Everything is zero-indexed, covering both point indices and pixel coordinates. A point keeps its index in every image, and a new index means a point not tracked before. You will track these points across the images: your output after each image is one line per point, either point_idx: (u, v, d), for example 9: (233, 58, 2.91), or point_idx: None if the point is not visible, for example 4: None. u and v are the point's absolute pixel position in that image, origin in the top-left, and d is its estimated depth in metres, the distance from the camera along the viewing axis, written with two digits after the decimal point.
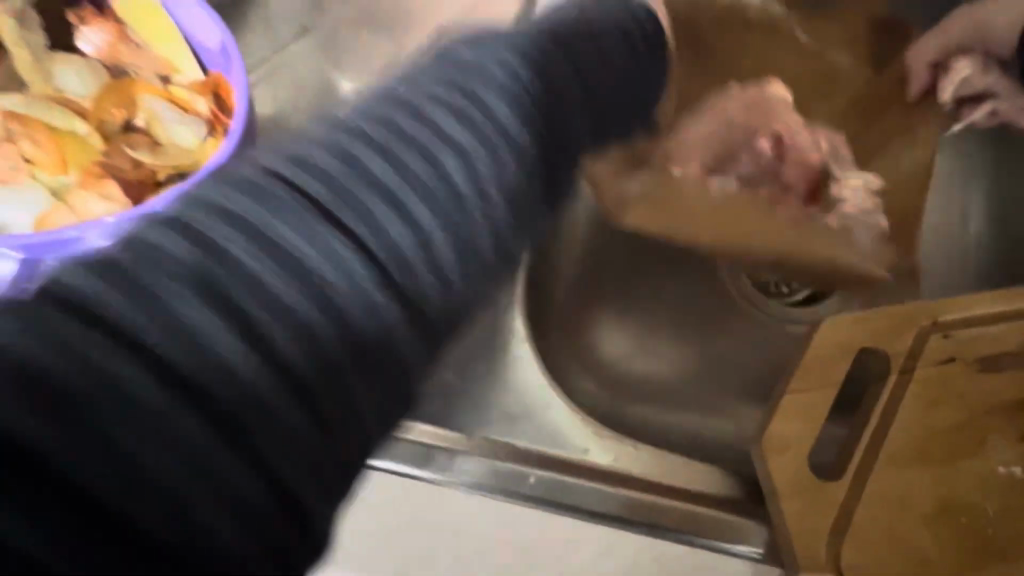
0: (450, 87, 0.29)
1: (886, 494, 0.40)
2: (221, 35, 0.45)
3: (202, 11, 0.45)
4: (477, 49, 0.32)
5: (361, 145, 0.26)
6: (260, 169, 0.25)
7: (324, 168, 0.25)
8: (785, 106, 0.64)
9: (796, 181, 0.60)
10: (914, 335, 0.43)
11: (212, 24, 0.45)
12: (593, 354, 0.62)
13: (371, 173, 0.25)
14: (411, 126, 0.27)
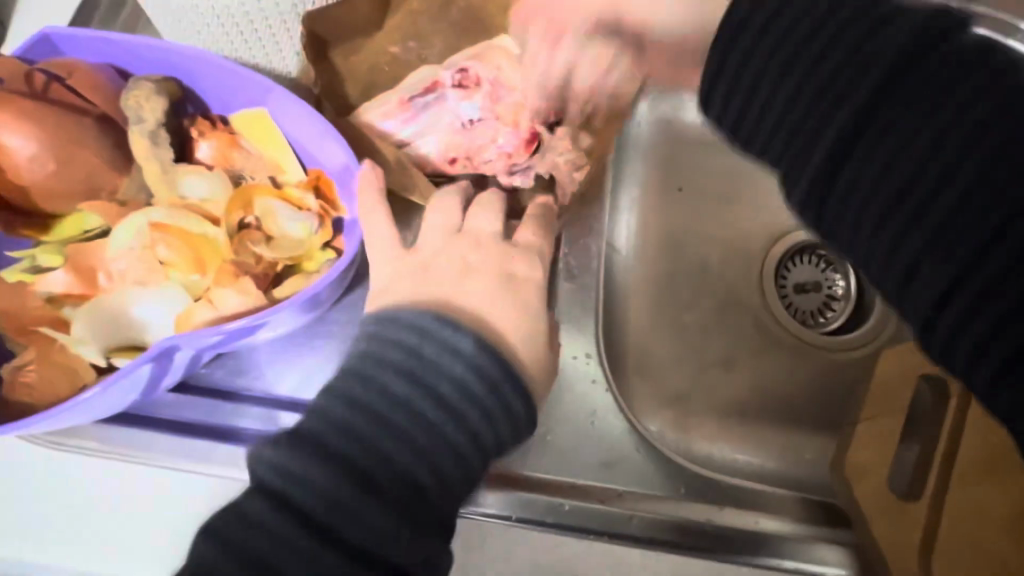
0: (425, 417, 0.33)
1: (958, 506, 0.42)
2: (341, 152, 0.45)
3: (320, 129, 0.45)
4: (423, 340, 0.34)
5: (317, 496, 0.30)
6: (292, 494, 0.30)
7: (295, 506, 0.30)
8: (516, 71, 0.55)
9: (479, 136, 0.55)
10: None
11: (331, 142, 0.45)
12: (657, 395, 0.66)
13: (372, 518, 0.30)
14: (379, 463, 0.31)
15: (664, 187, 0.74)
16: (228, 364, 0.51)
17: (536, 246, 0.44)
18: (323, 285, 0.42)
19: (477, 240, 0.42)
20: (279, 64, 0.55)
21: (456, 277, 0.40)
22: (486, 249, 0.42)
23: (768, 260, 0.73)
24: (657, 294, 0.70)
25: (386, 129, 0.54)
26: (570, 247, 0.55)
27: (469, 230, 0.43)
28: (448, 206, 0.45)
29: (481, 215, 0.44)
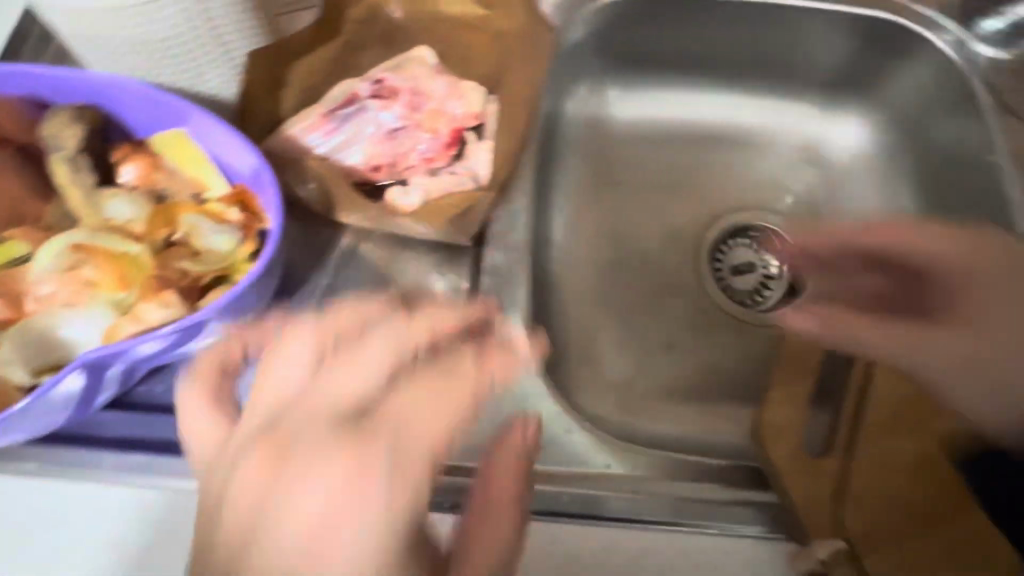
0: None
1: (873, 459, 0.46)
2: (252, 159, 0.47)
3: (228, 136, 0.47)
4: None
5: None
6: None
7: None
8: (432, 80, 0.58)
9: (403, 144, 0.57)
10: (870, 321, 0.50)
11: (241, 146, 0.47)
12: (601, 381, 0.67)
13: None
14: None
15: (597, 182, 0.76)
16: (165, 381, 0.52)
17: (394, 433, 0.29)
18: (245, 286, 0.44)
19: (297, 432, 0.29)
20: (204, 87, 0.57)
21: (245, 504, 0.28)
22: (301, 453, 0.28)
23: (702, 245, 0.75)
24: (597, 284, 0.72)
25: (309, 142, 0.56)
26: (496, 243, 0.57)
27: (304, 405, 0.30)
28: (293, 359, 0.32)
29: (337, 377, 0.31)
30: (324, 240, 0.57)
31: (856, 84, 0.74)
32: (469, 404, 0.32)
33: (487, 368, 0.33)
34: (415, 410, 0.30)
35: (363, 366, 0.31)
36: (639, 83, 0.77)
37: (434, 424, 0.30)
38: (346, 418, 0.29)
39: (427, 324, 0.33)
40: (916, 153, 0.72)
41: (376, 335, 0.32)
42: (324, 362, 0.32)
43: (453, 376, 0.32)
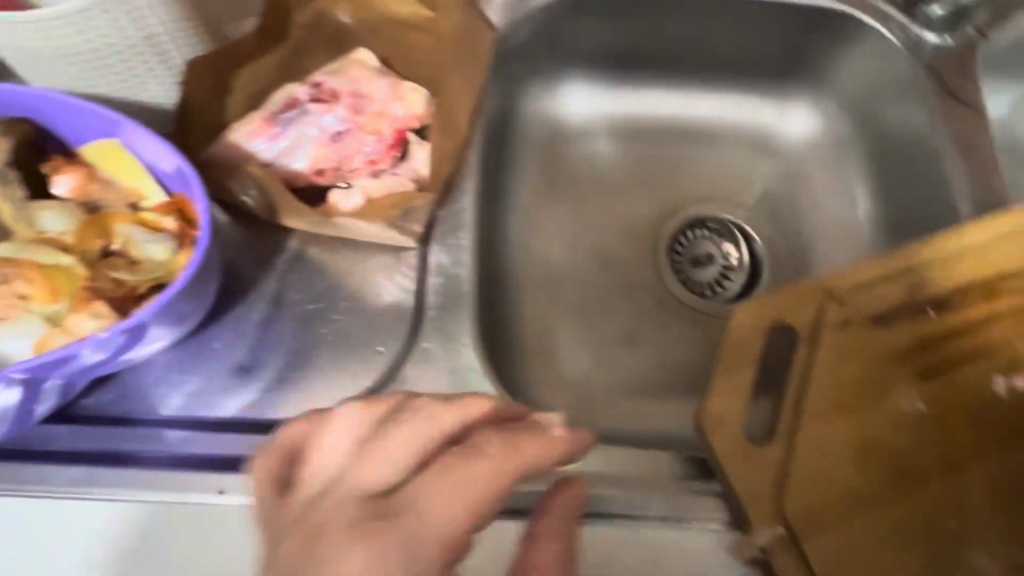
0: None
1: (816, 443, 0.46)
2: (173, 159, 0.46)
3: (149, 137, 0.46)
4: None
5: None
6: None
7: None
8: (373, 83, 0.58)
9: (345, 146, 0.57)
10: (814, 306, 0.50)
11: (162, 148, 0.46)
12: (560, 377, 0.67)
13: None
14: None
15: (554, 178, 0.75)
16: (113, 391, 0.52)
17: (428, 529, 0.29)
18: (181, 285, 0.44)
19: (324, 522, 0.29)
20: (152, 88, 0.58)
21: None
22: (327, 547, 0.27)
23: (660, 238, 0.75)
24: (555, 281, 0.72)
25: (252, 147, 0.56)
26: (441, 243, 0.57)
27: (337, 491, 0.30)
28: (331, 444, 0.32)
29: (370, 462, 0.31)
30: (270, 245, 0.57)
31: (807, 73, 0.74)
32: (495, 495, 0.32)
33: (519, 457, 0.33)
34: (444, 507, 0.30)
35: (395, 453, 0.31)
36: (591, 78, 0.76)
37: (459, 517, 0.30)
38: (375, 505, 0.29)
39: (458, 411, 0.34)
40: (868, 139, 0.72)
41: (406, 422, 0.33)
42: (360, 446, 0.32)
43: (486, 464, 0.32)
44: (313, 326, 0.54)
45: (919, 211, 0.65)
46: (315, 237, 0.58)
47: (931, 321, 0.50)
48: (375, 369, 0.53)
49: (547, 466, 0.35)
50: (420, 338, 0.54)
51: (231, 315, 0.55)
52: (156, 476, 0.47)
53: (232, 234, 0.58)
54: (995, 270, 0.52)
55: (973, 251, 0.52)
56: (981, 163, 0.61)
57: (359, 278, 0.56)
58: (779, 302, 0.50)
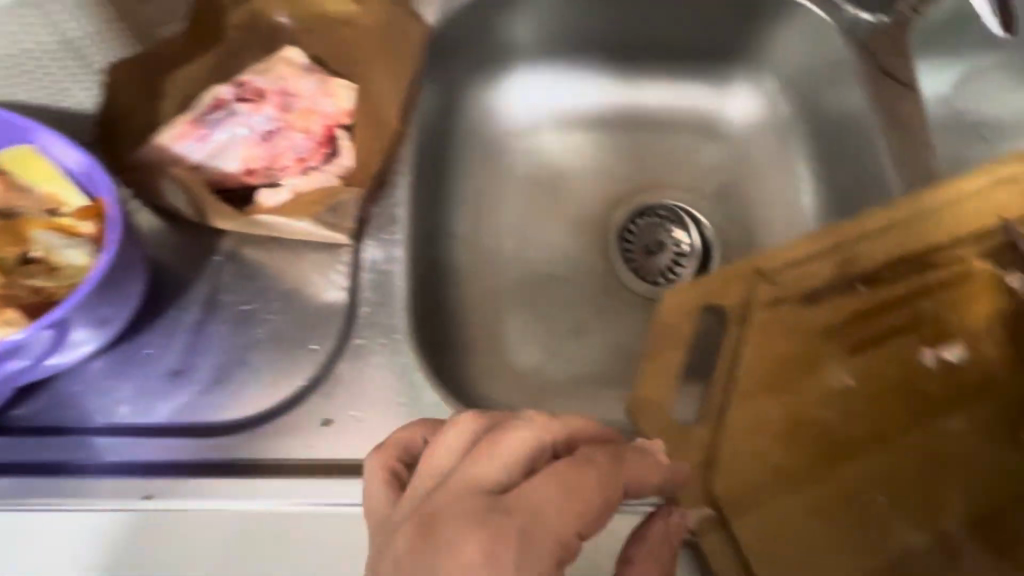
0: None
1: (744, 421, 0.46)
2: (81, 155, 0.46)
3: (59, 137, 0.46)
4: None
5: None
6: None
7: None
8: (300, 80, 0.58)
9: (275, 145, 0.56)
10: (745, 286, 0.50)
11: (70, 146, 0.47)
12: (510, 369, 0.67)
13: None
14: None
15: (500, 171, 0.75)
16: (47, 398, 0.52)
17: (532, 515, 0.32)
18: (99, 278, 0.44)
19: (444, 509, 0.32)
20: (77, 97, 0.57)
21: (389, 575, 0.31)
22: (447, 532, 0.31)
23: (609, 227, 0.75)
24: (503, 273, 0.72)
25: (181, 150, 0.55)
26: (375, 239, 0.56)
27: (456, 483, 0.33)
28: (450, 443, 0.36)
29: (488, 459, 0.34)
30: (203, 247, 0.57)
31: (746, 56, 0.74)
32: (598, 503, 0.34)
33: (620, 471, 0.35)
34: (545, 499, 0.33)
35: (509, 452, 0.34)
36: (534, 68, 0.76)
37: (560, 519, 0.32)
38: (488, 499, 0.32)
39: (570, 425, 0.37)
40: (809, 119, 0.72)
41: (523, 426, 0.35)
42: (479, 446, 0.35)
43: (591, 471, 0.34)
44: (247, 327, 0.54)
45: (859, 189, 0.65)
46: (248, 238, 0.57)
47: (858, 296, 0.50)
48: (309, 367, 0.52)
49: (644, 483, 0.37)
50: (352, 334, 0.53)
51: (163, 319, 0.54)
52: (87, 483, 0.47)
53: (164, 238, 0.57)
54: (923, 242, 0.52)
55: (902, 223, 0.52)
56: (912, 139, 0.62)
57: (292, 277, 0.56)
58: (710, 284, 0.50)
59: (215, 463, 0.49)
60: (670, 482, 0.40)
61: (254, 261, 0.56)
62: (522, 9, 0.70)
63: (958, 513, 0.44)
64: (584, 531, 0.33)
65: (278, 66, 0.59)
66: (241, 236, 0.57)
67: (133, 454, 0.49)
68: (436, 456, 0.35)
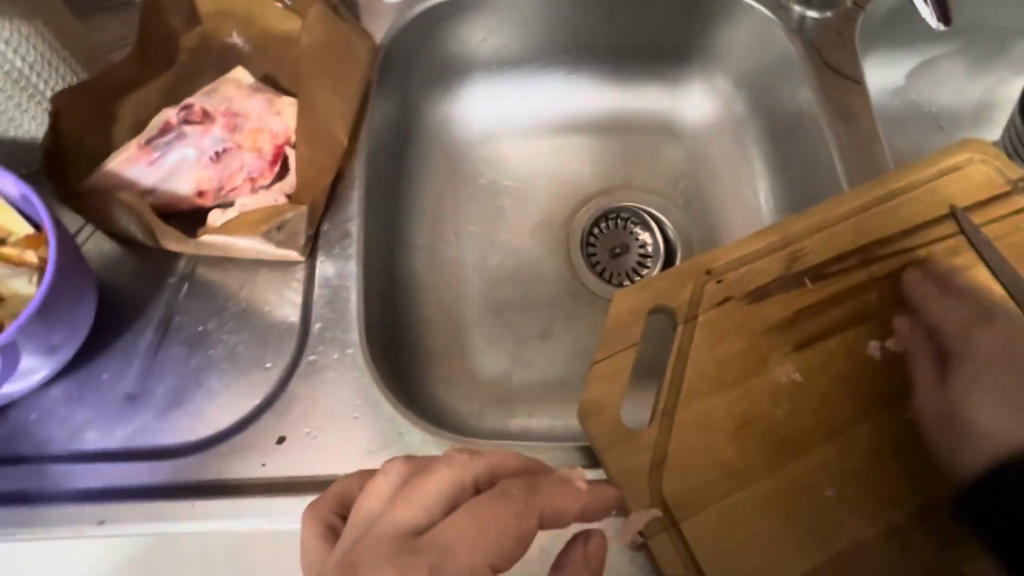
0: None
1: (694, 421, 0.46)
2: (13, 182, 0.46)
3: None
4: None
5: None
6: None
7: None
8: (246, 99, 0.58)
9: (225, 165, 0.57)
10: (692, 286, 0.50)
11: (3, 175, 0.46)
12: (476, 376, 0.68)
13: None
14: None
15: (461, 181, 0.76)
16: (3, 427, 0.52)
17: (450, 549, 0.32)
18: (34, 310, 0.44)
19: (364, 553, 0.32)
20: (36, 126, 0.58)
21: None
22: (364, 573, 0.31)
23: (571, 231, 0.76)
24: (467, 281, 0.72)
25: (132, 175, 0.55)
26: (328, 253, 0.57)
27: (379, 529, 0.34)
28: (377, 490, 0.36)
29: (412, 502, 0.35)
30: (159, 269, 0.57)
31: (698, 56, 0.75)
32: (513, 535, 0.34)
33: (536, 502, 0.36)
34: (462, 533, 0.33)
35: (433, 492, 0.35)
36: (489, 77, 0.77)
37: (476, 551, 0.33)
38: (407, 539, 0.33)
39: (491, 462, 0.38)
40: (762, 116, 0.73)
41: (444, 466, 0.36)
42: (405, 489, 0.35)
43: (506, 505, 0.35)
44: (202, 347, 0.54)
45: (812, 181, 0.66)
46: (203, 258, 0.57)
47: (807, 290, 0.51)
48: (265, 386, 0.52)
49: (562, 512, 0.38)
50: (307, 350, 0.53)
51: (119, 343, 0.54)
52: (42, 511, 0.47)
53: (119, 262, 0.57)
54: (870, 233, 0.52)
55: (849, 215, 0.52)
56: (859, 132, 0.63)
57: (247, 295, 0.56)
58: (658, 286, 0.50)
59: (173, 485, 0.49)
60: (590, 511, 0.40)
61: (209, 281, 0.57)
62: (471, 19, 0.71)
63: (907, 502, 0.45)
64: (501, 563, 0.34)
65: (225, 86, 0.59)
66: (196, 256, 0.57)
67: (88, 481, 0.49)
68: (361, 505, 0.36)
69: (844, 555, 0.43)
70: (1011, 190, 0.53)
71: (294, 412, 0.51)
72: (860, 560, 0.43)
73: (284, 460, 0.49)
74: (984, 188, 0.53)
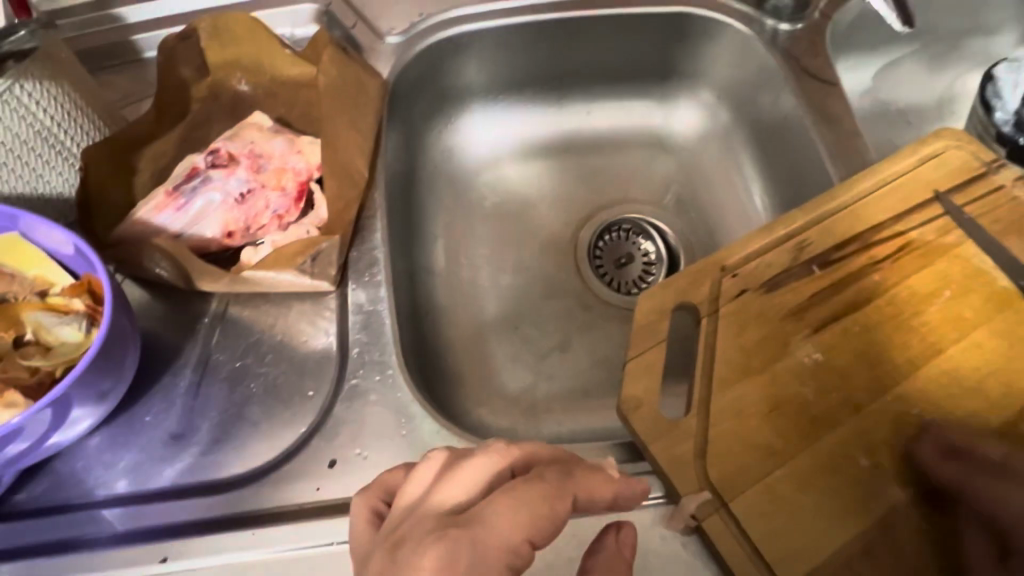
0: None
1: (729, 407, 0.49)
2: (64, 235, 0.48)
3: (39, 222, 0.48)
4: None
5: None
6: None
7: None
8: (267, 141, 0.61)
9: (252, 204, 0.59)
10: (710, 282, 0.54)
11: (55, 229, 0.48)
12: (501, 392, 0.69)
13: None
14: None
15: (469, 207, 0.79)
16: (47, 479, 0.52)
17: (501, 532, 0.34)
18: (93, 354, 0.46)
19: (408, 532, 0.34)
20: (67, 180, 0.59)
21: None
22: (410, 547, 0.33)
23: (578, 245, 0.79)
24: (483, 301, 0.75)
25: (160, 222, 0.57)
26: (358, 281, 0.59)
27: (421, 510, 0.36)
28: (419, 478, 0.38)
29: (451, 484, 0.37)
30: (192, 311, 0.58)
31: (683, 72, 0.80)
32: (550, 514, 0.36)
33: (570, 487, 0.38)
34: (496, 513, 0.34)
35: (471, 479, 0.37)
36: (488, 106, 0.81)
37: (511, 525, 0.34)
38: (449, 517, 0.35)
39: (527, 450, 0.40)
40: (746, 123, 0.78)
41: (481, 453, 0.39)
42: (445, 475, 0.38)
43: (541, 486, 0.37)
44: (241, 382, 0.55)
45: (801, 179, 0.70)
46: (234, 297, 0.59)
47: (817, 277, 0.54)
48: (309, 414, 0.54)
49: (595, 499, 0.39)
50: (347, 376, 0.55)
51: (157, 386, 0.55)
52: (93, 556, 0.48)
53: (151, 308, 0.58)
54: (867, 220, 0.56)
55: (846, 208, 0.56)
56: (841, 130, 0.67)
57: (281, 328, 0.58)
58: (679, 284, 0.53)
59: (224, 518, 0.50)
60: (623, 500, 0.41)
61: (242, 319, 0.58)
62: (465, 51, 0.75)
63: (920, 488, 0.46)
64: (537, 539, 0.35)
65: (247, 130, 0.61)
66: (226, 295, 0.59)
67: (140, 522, 0.50)
68: (406, 491, 0.38)
69: (885, 519, 0.45)
70: (987, 170, 0.58)
71: (339, 437, 0.52)
72: (899, 523, 0.45)
73: (335, 484, 0.50)
74: (963, 171, 0.58)
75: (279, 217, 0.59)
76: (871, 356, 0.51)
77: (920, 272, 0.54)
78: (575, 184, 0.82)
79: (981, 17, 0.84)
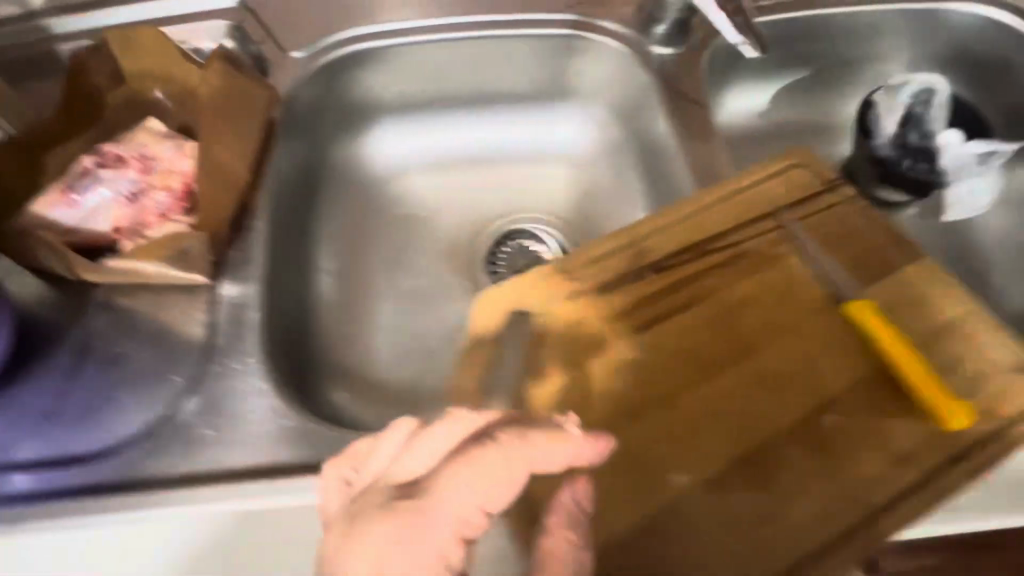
0: None
1: (544, 400, 0.53)
2: None
3: None
4: None
5: None
6: None
7: None
8: (157, 146, 0.66)
9: (139, 203, 0.64)
10: (547, 284, 0.58)
11: None
12: (383, 389, 0.73)
13: None
14: None
15: (371, 213, 0.84)
16: None
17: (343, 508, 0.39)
18: None
19: (362, 509, 0.40)
20: None
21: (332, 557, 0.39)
22: (365, 523, 0.39)
23: (473, 252, 0.83)
24: (374, 302, 0.79)
25: (54, 216, 0.62)
26: (231, 277, 0.63)
27: (382, 481, 0.42)
28: (385, 448, 0.44)
29: (409, 456, 0.42)
30: (78, 302, 0.63)
31: (579, 92, 0.85)
32: (500, 483, 0.39)
33: (522, 450, 0.40)
34: (445, 488, 0.39)
35: (429, 448, 0.42)
36: (393, 119, 0.86)
37: (458, 495, 0.39)
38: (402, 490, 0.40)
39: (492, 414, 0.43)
40: (636, 141, 0.82)
41: (441, 422, 0.43)
42: (410, 443, 0.43)
43: (492, 453, 0.40)
44: (116, 367, 0.60)
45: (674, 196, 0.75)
46: (118, 290, 0.63)
47: (650, 281, 0.58)
48: (171, 397, 0.58)
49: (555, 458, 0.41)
50: (209, 363, 0.59)
51: (38, 369, 0.60)
52: None
53: (41, 297, 0.63)
54: (703, 231, 0.60)
55: (685, 219, 0.60)
56: (706, 151, 0.71)
57: (158, 320, 0.62)
58: (519, 287, 0.57)
59: (85, 488, 0.53)
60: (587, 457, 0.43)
61: (123, 310, 0.62)
62: (367, 68, 0.80)
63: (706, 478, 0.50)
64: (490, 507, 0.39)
65: (138, 136, 0.66)
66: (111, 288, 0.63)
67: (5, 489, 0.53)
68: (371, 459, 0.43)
69: (669, 505, 0.49)
70: (817, 190, 0.62)
71: (196, 420, 0.56)
72: (681, 508, 0.49)
73: (185, 464, 0.54)
74: (799, 189, 0.62)
75: (160, 215, 0.63)
76: (684, 355, 0.55)
77: (742, 281, 0.58)
78: (476, 194, 0.86)
79: (868, 48, 0.88)
